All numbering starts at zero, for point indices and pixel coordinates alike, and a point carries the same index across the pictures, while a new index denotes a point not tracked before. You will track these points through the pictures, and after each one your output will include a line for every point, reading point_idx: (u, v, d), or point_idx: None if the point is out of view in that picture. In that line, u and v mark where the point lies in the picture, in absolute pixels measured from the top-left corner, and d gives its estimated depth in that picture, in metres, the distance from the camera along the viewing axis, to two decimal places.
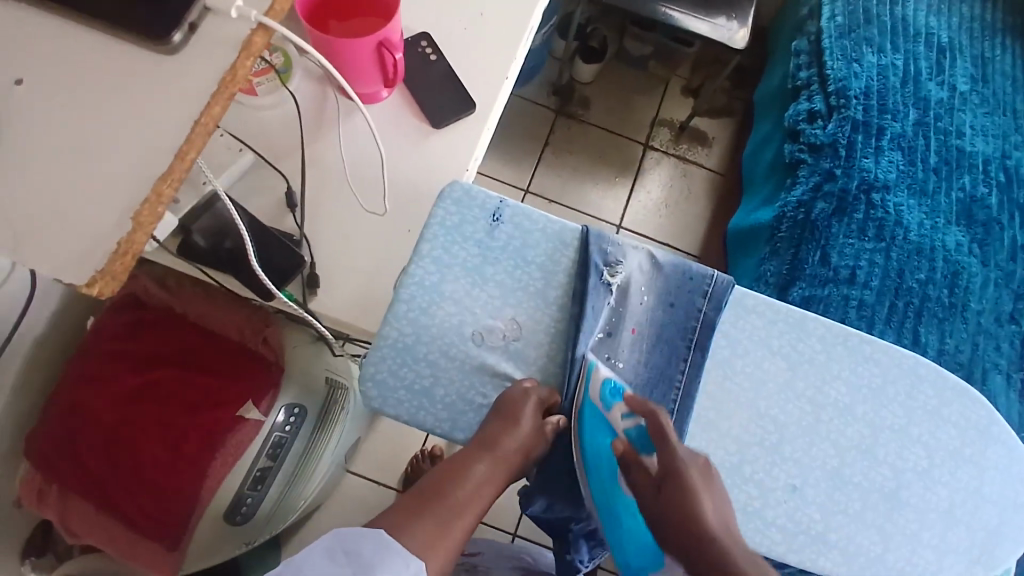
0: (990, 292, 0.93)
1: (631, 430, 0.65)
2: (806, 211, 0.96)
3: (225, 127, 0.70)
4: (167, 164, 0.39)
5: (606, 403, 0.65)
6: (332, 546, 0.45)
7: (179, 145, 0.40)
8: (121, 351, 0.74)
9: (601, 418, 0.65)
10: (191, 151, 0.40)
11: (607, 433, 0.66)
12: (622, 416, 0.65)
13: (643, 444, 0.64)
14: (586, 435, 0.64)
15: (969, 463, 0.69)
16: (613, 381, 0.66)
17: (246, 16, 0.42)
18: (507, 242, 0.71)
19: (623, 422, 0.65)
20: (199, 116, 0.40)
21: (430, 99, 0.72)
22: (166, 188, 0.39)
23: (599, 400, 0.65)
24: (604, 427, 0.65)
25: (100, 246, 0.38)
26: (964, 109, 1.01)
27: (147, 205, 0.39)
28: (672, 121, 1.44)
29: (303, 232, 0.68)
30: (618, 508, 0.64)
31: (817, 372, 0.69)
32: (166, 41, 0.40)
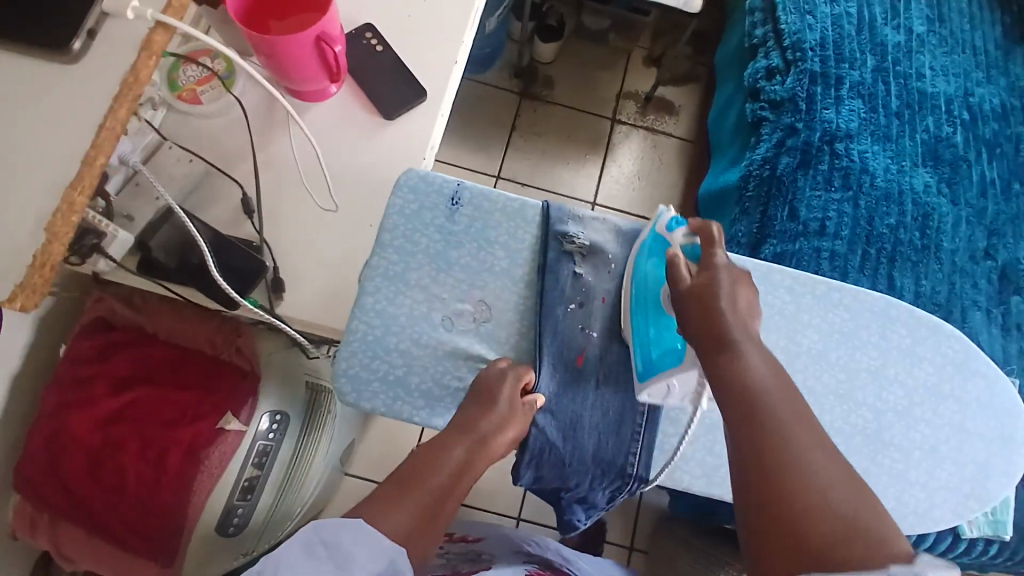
0: (963, 230, 0.93)
1: (686, 246, 0.61)
2: (771, 167, 0.95)
3: (173, 139, 0.69)
4: (77, 172, 0.40)
5: (670, 230, 0.63)
6: (309, 539, 0.43)
7: (85, 152, 0.41)
8: (96, 372, 0.72)
9: (659, 238, 0.65)
10: (100, 157, 0.41)
11: (664, 242, 0.65)
12: (681, 237, 0.62)
13: (693, 258, 0.60)
14: (640, 259, 0.67)
15: (950, 400, 0.70)
16: (677, 217, 0.64)
17: (143, 16, 0.43)
18: (469, 225, 0.73)
19: (681, 241, 0.62)
20: (104, 121, 0.41)
21: (379, 89, 0.71)
22: (79, 197, 0.40)
23: (660, 228, 0.65)
24: (662, 247, 0.65)
25: (17, 259, 0.40)
26: (922, 51, 1.00)
27: (59, 213, 0.40)
28: (638, 93, 1.43)
29: (264, 237, 0.66)
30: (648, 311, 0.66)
31: (789, 323, 0.69)
32: (66, 50, 0.41)
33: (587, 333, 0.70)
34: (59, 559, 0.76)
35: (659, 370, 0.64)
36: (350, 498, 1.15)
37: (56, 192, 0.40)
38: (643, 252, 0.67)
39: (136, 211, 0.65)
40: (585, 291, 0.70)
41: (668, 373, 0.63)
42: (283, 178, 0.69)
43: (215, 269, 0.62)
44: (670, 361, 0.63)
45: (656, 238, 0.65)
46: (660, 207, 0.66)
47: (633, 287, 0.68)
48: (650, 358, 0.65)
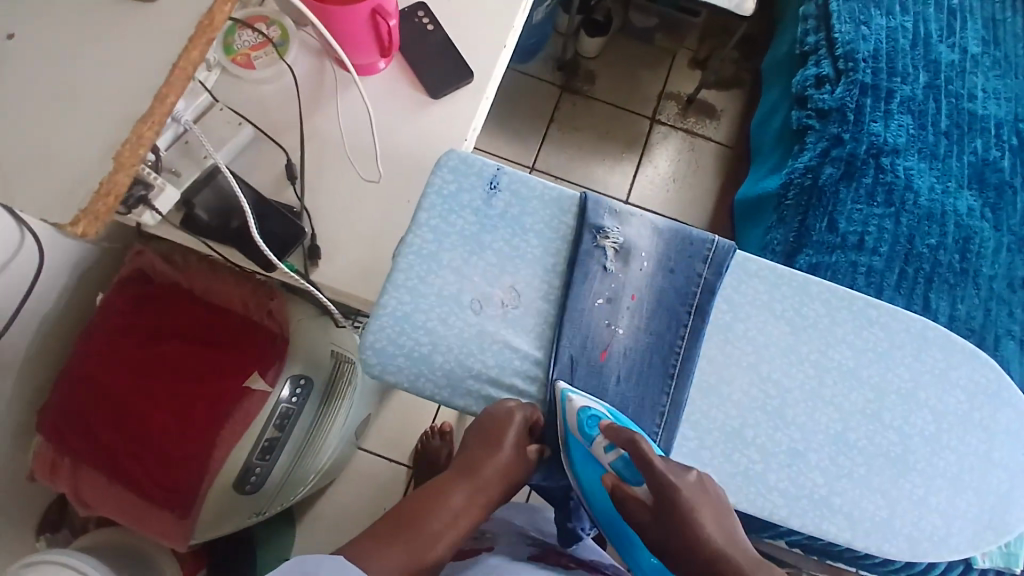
0: (1004, 258, 0.91)
1: (616, 462, 0.63)
2: (814, 176, 0.94)
3: (225, 102, 0.70)
4: (147, 106, 0.43)
5: (587, 435, 0.63)
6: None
7: (157, 88, 0.43)
8: (133, 324, 0.75)
9: (585, 450, 0.65)
10: (171, 94, 0.44)
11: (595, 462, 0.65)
12: (604, 450, 0.63)
13: (629, 473, 0.62)
14: (577, 466, 0.66)
15: (978, 428, 0.68)
16: (592, 410, 0.63)
17: None
18: (504, 209, 0.71)
19: (606, 455, 0.63)
20: (177, 60, 0.44)
21: (427, 68, 0.71)
22: (146, 131, 0.43)
23: (577, 433, 0.63)
24: (592, 459, 0.65)
25: (84, 184, 0.42)
26: (976, 72, 0.98)
27: (127, 146, 0.42)
28: (680, 95, 1.42)
29: (304, 204, 0.68)
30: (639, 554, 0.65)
31: (821, 336, 0.68)
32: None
33: (613, 329, 0.68)
34: (75, 503, 0.77)
35: None
36: (359, 473, 1.17)
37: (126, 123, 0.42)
38: (577, 461, 0.66)
39: (183, 167, 0.65)
40: (616, 287, 0.69)
41: None
42: (328, 149, 0.70)
43: (259, 235, 0.63)
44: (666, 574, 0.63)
45: (580, 447, 0.65)
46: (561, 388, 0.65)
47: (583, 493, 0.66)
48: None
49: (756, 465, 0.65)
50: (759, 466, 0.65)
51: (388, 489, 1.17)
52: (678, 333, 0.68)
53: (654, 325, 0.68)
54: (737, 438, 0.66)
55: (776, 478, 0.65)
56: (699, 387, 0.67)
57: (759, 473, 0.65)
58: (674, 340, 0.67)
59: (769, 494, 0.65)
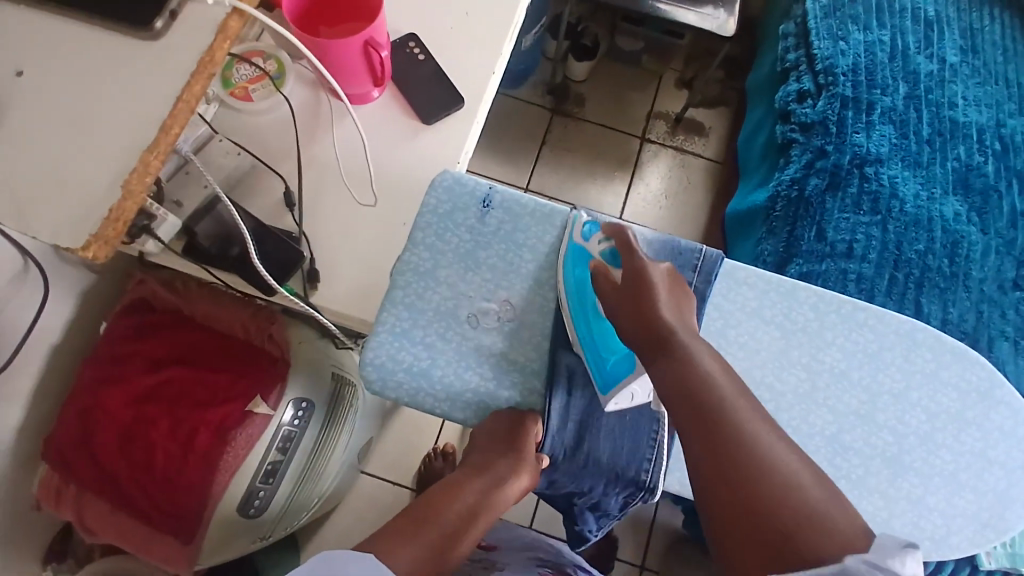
0: (992, 260, 0.92)
1: (604, 251, 0.65)
2: (799, 187, 0.96)
3: (224, 134, 0.73)
4: (153, 138, 0.44)
5: (584, 236, 0.68)
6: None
7: (163, 121, 0.45)
8: (136, 350, 0.76)
9: (582, 253, 0.68)
10: (174, 125, 0.45)
11: (585, 267, 0.67)
12: (598, 242, 0.66)
13: (614, 260, 0.64)
14: (569, 268, 0.68)
15: (972, 427, 0.69)
16: (593, 224, 0.69)
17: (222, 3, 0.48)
18: (498, 227, 0.73)
19: (599, 247, 0.66)
20: (181, 94, 0.45)
21: (419, 95, 0.74)
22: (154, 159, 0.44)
23: (579, 237, 0.68)
24: (584, 257, 0.67)
25: (97, 211, 0.44)
26: (955, 80, 1.01)
27: (135, 174, 0.44)
28: (668, 114, 1.45)
29: (303, 229, 0.70)
30: (606, 358, 0.65)
31: (811, 342, 0.69)
32: (150, 29, 0.46)
33: None
34: (80, 531, 0.78)
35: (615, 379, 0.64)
36: (363, 496, 1.17)
37: (134, 154, 0.44)
38: (569, 263, 0.68)
39: (184, 197, 0.68)
40: None
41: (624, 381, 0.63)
42: (324, 175, 0.72)
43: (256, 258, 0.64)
44: (627, 365, 0.64)
45: (576, 247, 0.68)
46: (574, 214, 0.71)
47: (569, 298, 0.67)
48: (609, 367, 0.65)
49: None
50: None
51: (393, 512, 1.16)
52: None
53: None
54: None
55: None
56: None
57: None
58: None
59: None
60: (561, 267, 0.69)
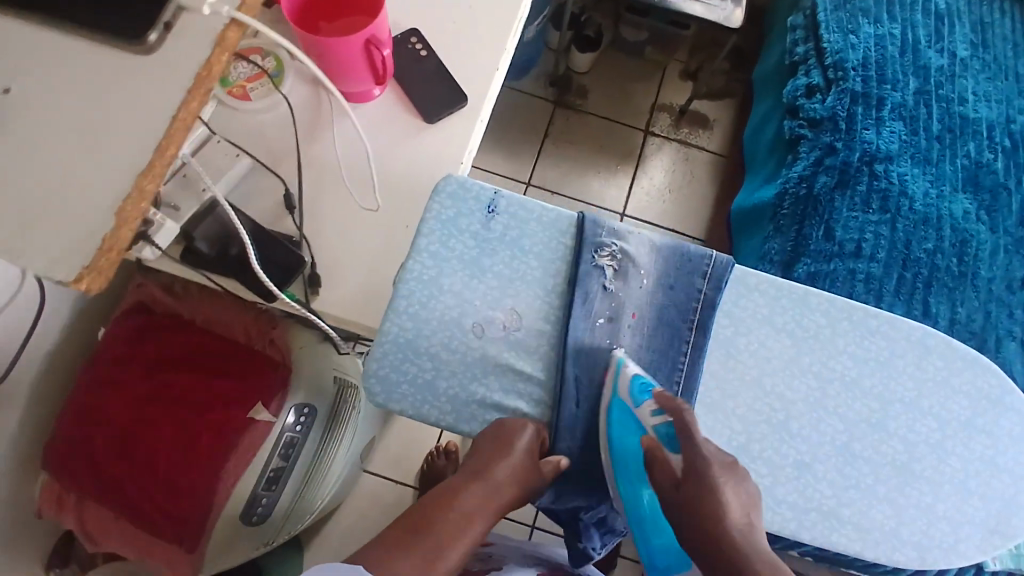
0: (1000, 259, 0.91)
1: (659, 427, 0.63)
2: (808, 186, 0.94)
3: (222, 134, 0.71)
4: (148, 159, 0.37)
5: (635, 398, 0.64)
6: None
7: (158, 140, 0.38)
8: (137, 356, 0.75)
9: (631, 415, 0.65)
10: (171, 147, 0.38)
11: (634, 430, 0.65)
12: (651, 414, 0.64)
13: (671, 443, 0.63)
14: (614, 429, 0.65)
15: (982, 432, 0.68)
16: (643, 377, 0.65)
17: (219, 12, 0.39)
18: (503, 232, 0.72)
19: (652, 419, 0.64)
20: (176, 111, 0.38)
21: (423, 94, 0.72)
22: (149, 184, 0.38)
23: (626, 396, 0.65)
24: (632, 424, 0.65)
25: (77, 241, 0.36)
26: (965, 76, 0.99)
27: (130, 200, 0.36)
28: (672, 106, 1.43)
29: (303, 232, 0.68)
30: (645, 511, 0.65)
31: (822, 348, 0.68)
32: (140, 41, 0.38)
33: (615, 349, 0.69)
34: (82, 538, 0.77)
35: (666, 566, 0.64)
36: (365, 493, 1.17)
37: (126, 174, 0.37)
38: (615, 424, 0.65)
39: (182, 201, 0.66)
40: (615, 304, 0.69)
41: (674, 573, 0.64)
42: (326, 178, 0.70)
43: (258, 265, 0.63)
44: (678, 556, 0.64)
45: (624, 410, 0.65)
46: (617, 358, 0.67)
47: (613, 464, 0.65)
48: (660, 555, 0.65)
49: (763, 479, 0.65)
50: (767, 480, 0.65)
51: (395, 510, 1.16)
52: (681, 349, 0.68)
53: (655, 343, 0.69)
54: (743, 452, 0.66)
55: (784, 491, 0.65)
56: (703, 404, 0.67)
57: (766, 487, 0.65)
58: (677, 357, 0.68)
59: (778, 507, 0.65)
60: (603, 421, 0.66)
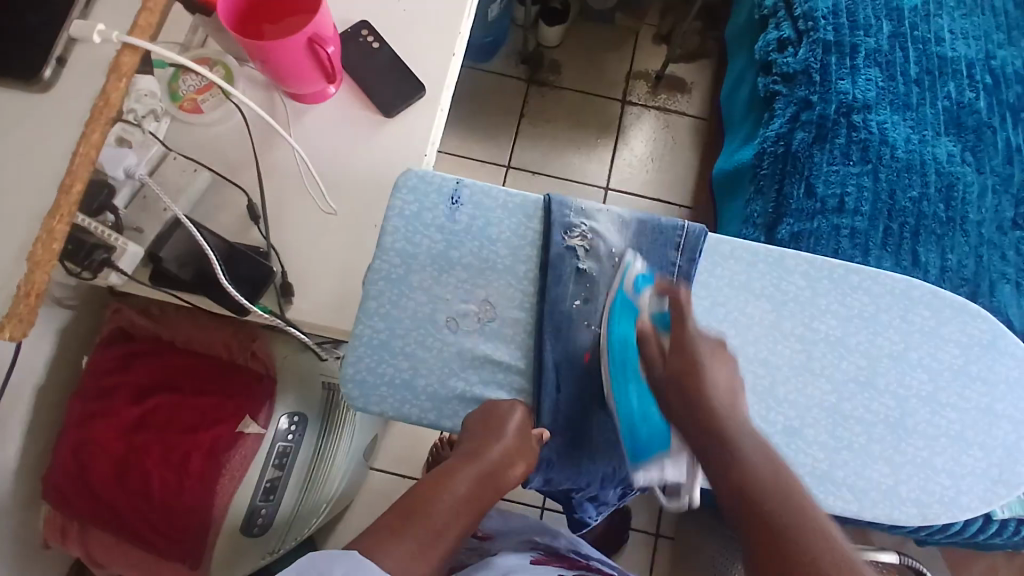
0: (989, 201, 0.89)
1: (654, 312, 0.67)
2: (785, 143, 0.92)
3: (178, 151, 0.69)
4: (53, 200, 0.38)
5: (636, 288, 0.67)
6: (305, 571, 0.41)
7: (62, 178, 0.38)
8: (119, 382, 0.74)
9: (628, 305, 0.67)
10: (77, 183, 0.39)
11: (630, 325, 0.67)
12: (649, 304, 0.67)
13: (663, 325, 0.67)
14: (614, 320, 0.67)
15: (976, 381, 0.67)
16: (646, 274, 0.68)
17: (109, 39, 0.40)
18: (469, 223, 0.71)
19: (650, 307, 0.67)
20: (77, 146, 0.39)
21: (377, 87, 0.70)
22: (58, 223, 0.38)
23: (629, 287, 0.67)
24: (631, 312, 0.67)
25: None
26: (941, 14, 0.96)
27: (39, 243, 0.37)
28: (648, 73, 1.40)
29: (271, 243, 0.66)
30: (640, 430, 0.65)
31: (803, 310, 0.67)
32: (37, 79, 0.40)
33: (593, 330, 0.68)
34: (89, 564, 0.78)
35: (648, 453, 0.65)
36: (374, 492, 1.17)
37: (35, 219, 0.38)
38: (615, 315, 0.67)
39: (145, 222, 0.66)
40: (591, 285, 0.68)
41: (659, 456, 0.65)
42: (285, 186, 0.69)
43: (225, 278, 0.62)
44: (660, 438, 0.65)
45: (625, 300, 0.67)
46: (626, 257, 0.68)
47: (607, 351, 0.67)
48: (643, 444, 0.65)
49: None
50: None
51: None
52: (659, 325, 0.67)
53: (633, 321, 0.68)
54: None
55: None
56: None
57: None
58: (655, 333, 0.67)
59: None
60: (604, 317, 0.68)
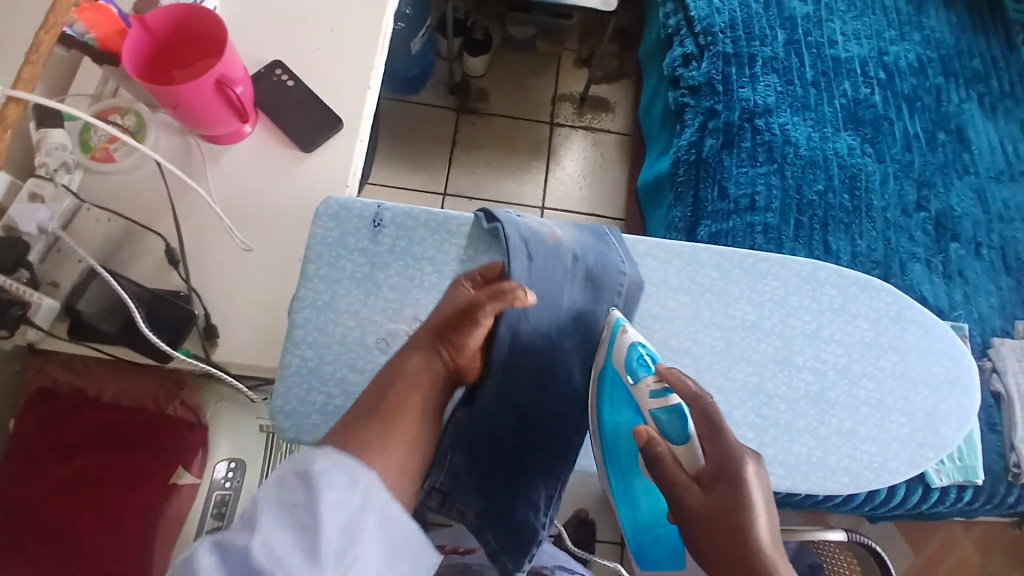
0: (891, 187, 0.95)
1: (660, 413, 0.58)
2: (697, 151, 0.97)
3: (90, 201, 0.68)
4: None
5: (632, 373, 0.61)
6: (283, 483, 0.38)
7: None
8: (41, 446, 0.70)
9: (626, 391, 0.63)
10: None
11: (632, 409, 0.63)
12: (650, 397, 0.59)
13: (676, 431, 0.56)
14: (604, 406, 0.64)
15: (889, 351, 0.71)
16: (642, 350, 0.62)
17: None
18: (393, 244, 0.74)
19: (651, 401, 0.59)
20: None
21: (295, 123, 0.71)
22: None
23: (623, 373, 0.62)
24: (626, 399, 0.63)
25: None
26: (832, 19, 1.04)
27: None
28: (572, 95, 1.45)
29: (191, 286, 0.66)
30: (645, 535, 0.67)
31: (719, 300, 0.70)
32: None
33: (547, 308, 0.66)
34: None
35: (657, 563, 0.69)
36: None
37: None
38: (606, 400, 0.64)
39: (61, 277, 0.65)
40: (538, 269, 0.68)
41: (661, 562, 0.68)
42: (204, 223, 0.69)
43: (144, 325, 0.62)
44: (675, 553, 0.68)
45: (618, 387, 0.64)
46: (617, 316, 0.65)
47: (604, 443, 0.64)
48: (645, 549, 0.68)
49: None
50: None
51: None
52: (600, 311, 0.68)
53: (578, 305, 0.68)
54: None
55: None
56: None
57: None
58: (598, 318, 0.68)
59: None
60: (597, 397, 0.64)
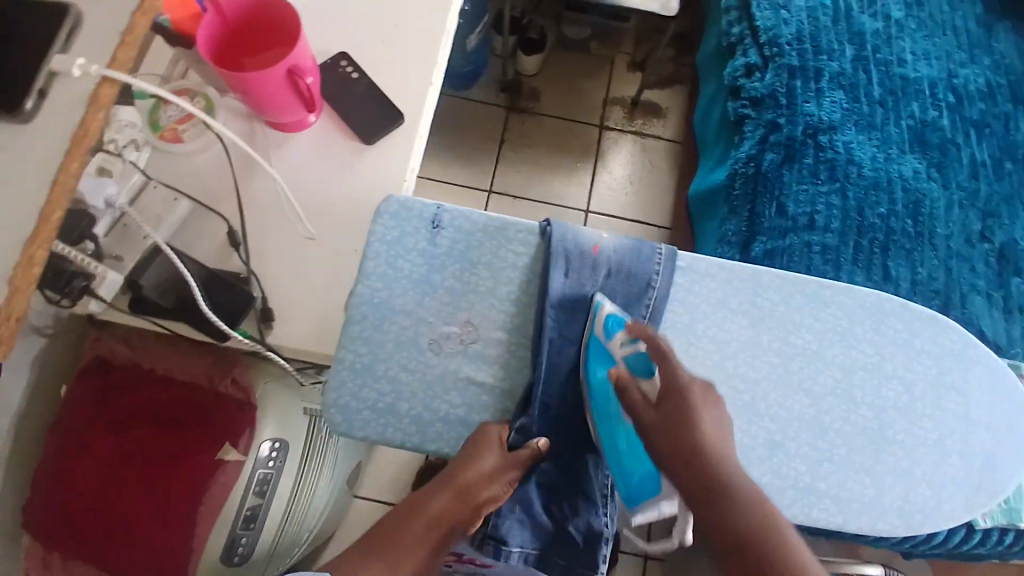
0: (956, 215, 0.92)
1: (631, 356, 0.66)
2: (756, 164, 0.94)
3: (158, 179, 0.70)
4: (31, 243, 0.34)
5: (607, 330, 0.68)
6: None
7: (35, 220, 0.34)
8: (96, 417, 0.72)
9: (604, 346, 0.69)
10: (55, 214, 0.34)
11: (609, 362, 0.68)
12: (621, 345, 0.67)
13: (641, 369, 0.65)
14: (591, 363, 0.69)
15: (951, 390, 0.69)
16: (616, 315, 0.68)
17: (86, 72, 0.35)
18: (451, 246, 0.74)
19: (623, 350, 0.67)
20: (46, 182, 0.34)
21: (358, 116, 0.71)
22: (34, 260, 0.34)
23: (601, 333, 0.68)
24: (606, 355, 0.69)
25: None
26: (902, 37, 1.01)
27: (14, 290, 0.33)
28: (624, 99, 1.44)
29: (251, 269, 0.67)
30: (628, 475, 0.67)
31: (778, 325, 0.69)
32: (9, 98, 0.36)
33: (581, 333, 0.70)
34: None
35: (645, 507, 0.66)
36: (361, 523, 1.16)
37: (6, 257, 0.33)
38: (591, 357, 0.69)
39: (126, 252, 0.66)
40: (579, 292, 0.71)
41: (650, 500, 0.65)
42: (268, 212, 0.69)
43: (205, 306, 0.63)
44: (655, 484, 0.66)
45: (598, 345, 0.69)
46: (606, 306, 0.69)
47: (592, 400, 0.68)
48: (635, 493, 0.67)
49: None
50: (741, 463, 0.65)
51: None
52: None
53: None
54: None
55: (759, 473, 0.65)
56: None
57: None
58: None
59: None
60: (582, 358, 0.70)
